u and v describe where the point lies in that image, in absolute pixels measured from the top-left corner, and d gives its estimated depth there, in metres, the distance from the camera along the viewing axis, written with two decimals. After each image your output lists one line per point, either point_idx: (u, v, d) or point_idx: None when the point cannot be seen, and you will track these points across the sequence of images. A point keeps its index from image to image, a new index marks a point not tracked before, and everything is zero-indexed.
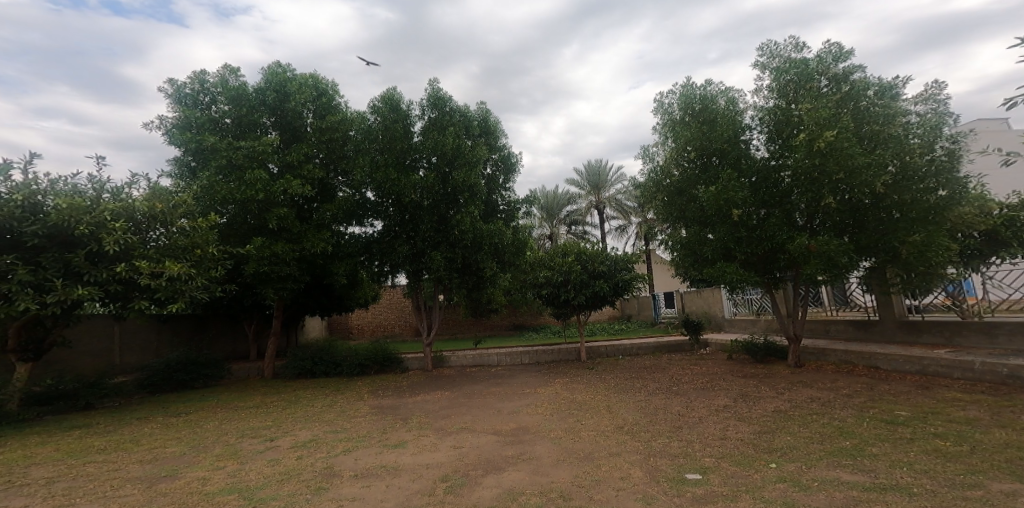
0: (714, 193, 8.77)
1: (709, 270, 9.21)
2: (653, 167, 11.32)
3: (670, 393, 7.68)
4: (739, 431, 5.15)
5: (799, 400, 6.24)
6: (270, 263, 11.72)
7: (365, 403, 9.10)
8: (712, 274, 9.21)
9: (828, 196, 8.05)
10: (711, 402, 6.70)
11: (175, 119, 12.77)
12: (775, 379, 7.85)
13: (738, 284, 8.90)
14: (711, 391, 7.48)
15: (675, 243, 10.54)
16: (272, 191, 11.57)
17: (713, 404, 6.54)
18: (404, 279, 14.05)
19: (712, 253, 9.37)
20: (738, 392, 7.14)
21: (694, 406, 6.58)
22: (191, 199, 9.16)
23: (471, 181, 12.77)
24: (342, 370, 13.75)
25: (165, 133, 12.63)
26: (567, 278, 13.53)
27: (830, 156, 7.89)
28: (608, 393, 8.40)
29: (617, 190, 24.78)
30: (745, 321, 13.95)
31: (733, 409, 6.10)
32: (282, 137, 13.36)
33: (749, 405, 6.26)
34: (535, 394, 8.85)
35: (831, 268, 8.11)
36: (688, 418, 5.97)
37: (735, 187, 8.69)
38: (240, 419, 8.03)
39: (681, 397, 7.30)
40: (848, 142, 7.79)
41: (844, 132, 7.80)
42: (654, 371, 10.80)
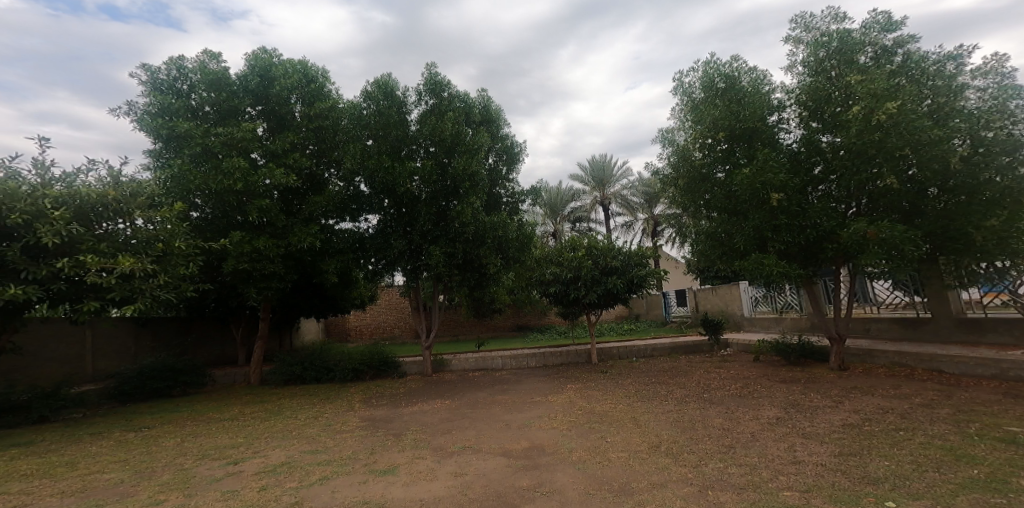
0: (751, 175, 7.79)
1: (743, 263, 8.15)
2: (672, 153, 10.34)
3: (705, 403, 6.67)
4: (812, 452, 4.14)
5: (870, 411, 5.23)
6: (251, 260, 10.63)
7: (355, 415, 8.07)
8: (745, 267, 8.11)
9: (890, 177, 7.05)
10: (759, 416, 5.68)
11: (147, 106, 11.63)
12: (823, 385, 6.84)
13: (777, 278, 7.84)
14: (753, 402, 6.45)
15: (700, 235, 9.51)
16: (252, 181, 10.49)
17: (763, 416, 5.51)
18: (401, 278, 13.00)
19: (745, 244, 8.35)
20: (787, 400, 6.14)
21: (738, 420, 5.57)
22: (152, 184, 8.39)
23: (472, 169, 11.78)
24: (334, 375, 12.71)
25: (137, 121, 11.55)
26: (577, 274, 12.52)
27: (891, 130, 6.90)
28: (630, 402, 7.38)
29: (622, 185, 23.79)
30: (768, 320, 12.94)
31: (790, 422, 5.08)
32: (266, 126, 12.34)
33: (808, 417, 5.24)
34: (548, 403, 7.84)
35: (893, 258, 7.08)
36: (739, 435, 4.94)
37: (774, 168, 7.68)
38: (210, 435, 7.02)
39: (717, 408, 6.26)
40: (912, 114, 6.80)
41: (907, 103, 6.81)
42: (676, 375, 9.78)
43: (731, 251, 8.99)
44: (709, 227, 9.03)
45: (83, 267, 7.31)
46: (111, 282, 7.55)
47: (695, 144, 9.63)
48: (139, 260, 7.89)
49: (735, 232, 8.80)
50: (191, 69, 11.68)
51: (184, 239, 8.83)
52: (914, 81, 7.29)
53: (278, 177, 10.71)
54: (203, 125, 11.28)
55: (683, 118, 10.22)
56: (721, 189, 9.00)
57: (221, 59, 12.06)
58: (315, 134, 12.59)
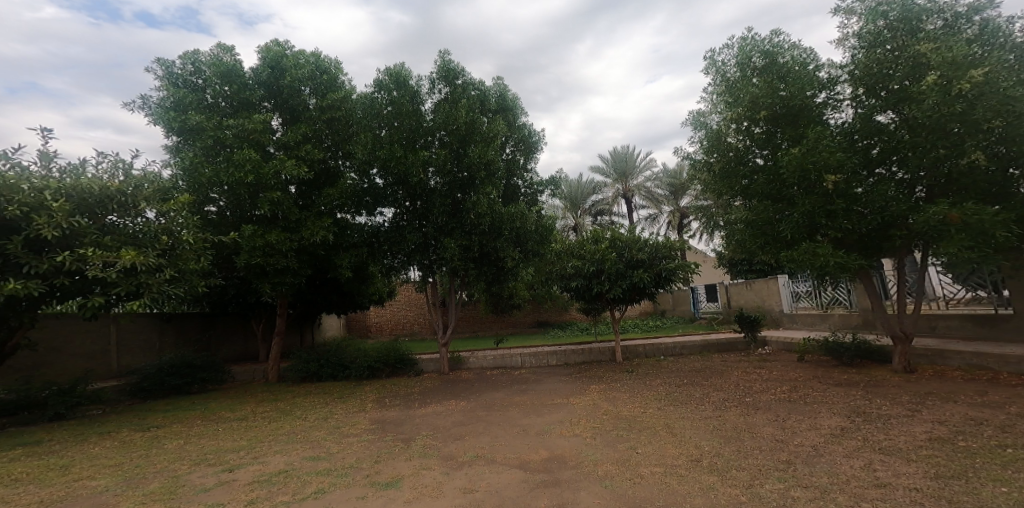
0: (803, 157, 7.04)
1: (791, 254, 7.35)
2: (705, 138, 9.54)
3: (748, 409, 5.99)
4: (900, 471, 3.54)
5: (950, 427, 4.53)
6: (264, 254, 10.22)
7: (366, 417, 7.59)
8: (794, 257, 7.31)
9: (975, 152, 6.36)
10: (812, 428, 4.97)
11: (161, 100, 11.41)
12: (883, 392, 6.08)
13: (832, 270, 7.03)
14: (803, 410, 5.72)
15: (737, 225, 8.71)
16: (263, 173, 10.03)
17: (820, 428, 4.82)
18: (417, 274, 12.51)
19: (794, 233, 7.57)
20: (845, 409, 5.42)
21: (788, 434, 4.86)
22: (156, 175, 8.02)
23: (489, 157, 11.25)
24: (350, 373, 12.30)
25: (150, 116, 11.33)
26: (599, 268, 11.81)
27: (977, 100, 6.24)
28: (661, 407, 6.71)
29: (646, 177, 22.90)
30: (812, 317, 12.11)
31: (857, 437, 4.40)
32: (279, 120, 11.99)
33: (876, 431, 4.54)
34: (570, 406, 7.24)
35: (979, 244, 6.31)
36: (795, 450, 4.27)
37: (830, 147, 6.95)
38: (212, 437, 6.62)
39: (761, 417, 5.56)
40: (1001, 82, 6.16)
41: (994, 70, 6.17)
42: (710, 375, 9.04)
43: (776, 242, 8.18)
44: (750, 215, 8.21)
45: (84, 261, 6.94)
46: (114, 277, 7.18)
47: (731, 126, 8.83)
48: (145, 253, 7.49)
49: (779, 220, 8.01)
50: (203, 61, 11.36)
51: (194, 232, 8.45)
52: (988, 52, 6.63)
53: (290, 169, 10.26)
54: (214, 118, 10.97)
55: (717, 99, 9.43)
56: (762, 174, 8.22)
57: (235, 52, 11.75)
58: (328, 127, 12.24)
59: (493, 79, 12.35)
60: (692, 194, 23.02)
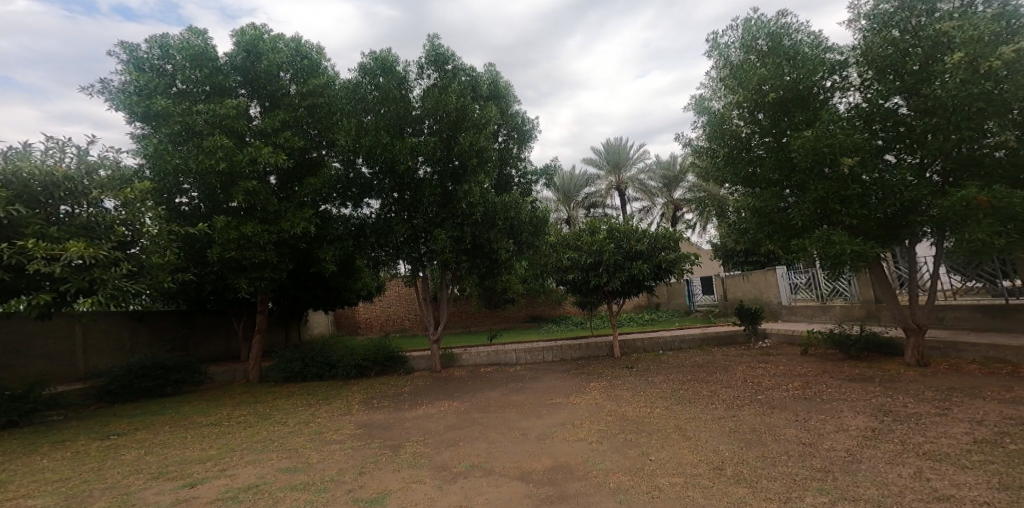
0: (816, 142, 6.71)
1: (803, 242, 6.95)
2: (706, 124, 9.10)
3: (766, 410, 5.60)
4: (967, 488, 3.30)
5: (992, 434, 4.17)
6: (240, 248, 9.60)
7: (351, 420, 7.08)
8: (806, 245, 6.91)
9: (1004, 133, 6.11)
10: (839, 431, 4.55)
11: (124, 85, 10.66)
12: (907, 393, 5.73)
13: (848, 258, 6.65)
14: (825, 410, 5.31)
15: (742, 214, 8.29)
16: (237, 160, 9.41)
17: (852, 433, 4.44)
18: (406, 268, 11.98)
19: (805, 221, 7.20)
20: (872, 411, 5.04)
21: (815, 438, 4.43)
22: (107, 164, 7.50)
23: (481, 144, 10.77)
24: (336, 372, 11.73)
25: (114, 102, 10.60)
26: (597, 260, 11.34)
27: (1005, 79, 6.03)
28: (669, 407, 6.27)
29: (639, 169, 22.46)
30: (813, 309, 11.78)
31: (896, 446, 4.03)
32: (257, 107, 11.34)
33: (915, 438, 4.19)
34: (571, 406, 6.79)
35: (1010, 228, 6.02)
36: (828, 461, 3.87)
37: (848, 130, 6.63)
38: (179, 445, 6.06)
39: (780, 419, 5.14)
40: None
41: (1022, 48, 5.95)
42: (715, 370, 8.66)
43: (785, 231, 7.78)
44: (757, 203, 7.80)
45: (28, 255, 6.31)
46: (62, 272, 6.55)
47: (735, 111, 8.39)
48: (98, 246, 6.92)
49: (788, 208, 7.63)
50: (172, 44, 10.64)
51: (156, 224, 7.86)
52: (1008, 31, 6.33)
53: (266, 157, 9.63)
54: (183, 103, 10.26)
55: (718, 83, 8.98)
56: (770, 160, 7.83)
57: (208, 35, 11.07)
58: (310, 115, 11.65)
59: (485, 65, 11.80)
60: (686, 186, 22.67)
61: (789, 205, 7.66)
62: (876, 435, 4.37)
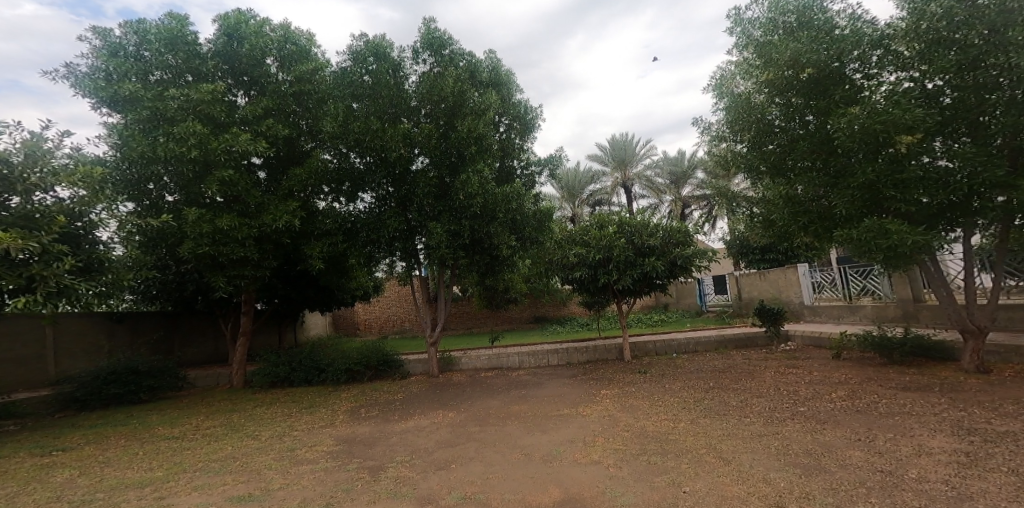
0: (867, 120, 5.91)
1: (847, 232, 6.11)
2: (725, 107, 8.24)
3: (817, 426, 4.74)
4: None
5: None
6: (216, 242, 8.78)
7: (331, 434, 6.23)
8: (853, 234, 6.09)
9: None
10: (920, 464, 3.68)
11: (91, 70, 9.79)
12: (981, 411, 4.88)
13: (903, 249, 5.82)
14: (892, 431, 4.43)
15: (770, 203, 7.43)
16: (210, 147, 8.57)
17: (940, 464, 3.63)
18: (401, 265, 11.14)
19: (849, 210, 6.39)
20: (951, 435, 4.22)
21: (893, 475, 3.55)
22: (50, 147, 6.76)
23: (479, 132, 9.99)
24: (326, 376, 10.88)
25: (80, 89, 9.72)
26: (607, 257, 10.48)
27: None
28: (697, 422, 5.39)
29: (646, 165, 21.54)
30: (839, 310, 10.90)
31: (1010, 487, 3.21)
32: (240, 95, 10.52)
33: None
34: (583, 421, 5.92)
35: None
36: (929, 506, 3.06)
37: (903, 104, 5.83)
38: (126, 465, 5.23)
39: (839, 443, 4.26)
40: None
41: None
42: (741, 376, 7.78)
43: (822, 222, 6.94)
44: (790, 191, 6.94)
45: None
46: None
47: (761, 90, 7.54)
48: (35, 238, 6.17)
49: (827, 195, 6.79)
50: (149, 28, 9.80)
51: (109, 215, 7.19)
52: None
53: (244, 144, 8.79)
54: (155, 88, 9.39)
55: (740, 62, 8.10)
56: (804, 143, 7.00)
57: (187, 20, 10.24)
58: (297, 103, 10.86)
59: (486, 52, 11.00)
60: (695, 184, 21.82)
61: (827, 192, 6.82)
62: (971, 473, 3.48)
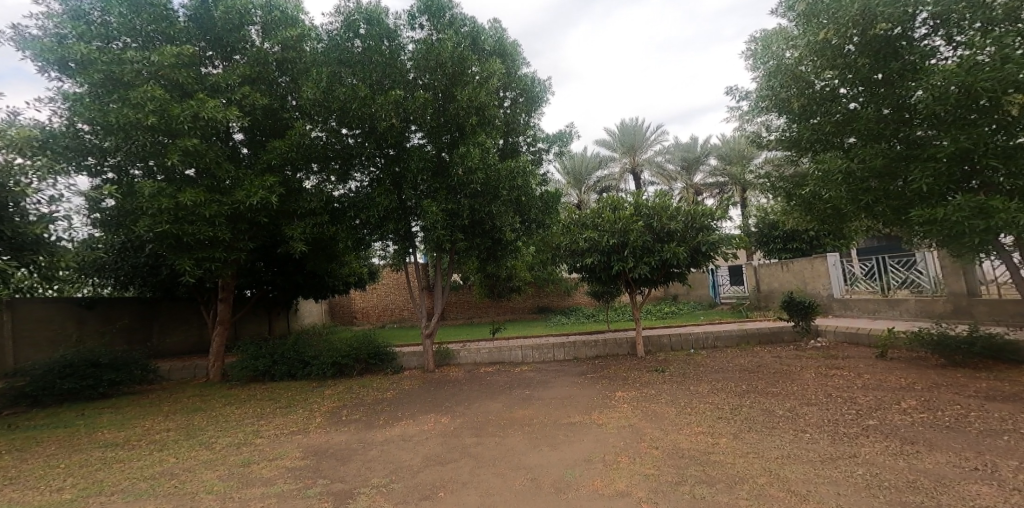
0: (964, 78, 5.06)
1: (928, 210, 5.26)
2: (772, 77, 7.48)
3: (910, 449, 3.78)
4: None
5: None
6: (182, 219, 7.77)
7: (299, 445, 5.28)
8: (935, 213, 5.23)
9: None
10: None
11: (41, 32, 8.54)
12: None
13: (999, 228, 5.01)
14: (1013, 464, 3.44)
15: (821, 181, 6.42)
16: (172, 113, 7.55)
17: None
18: (391, 249, 10.01)
19: (928, 186, 5.51)
20: None
21: None
22: None
23: (480, 102, 8.95)
24: (311, 370, 9.88)
25: (26, 52, 8.49)
26: (623, 242, 9.47)
27: None
28: (740, 438, 4.41)
29: (657, 151, 20.46)
30: (875, 304, 9.92)
31: None
32: (217, 64, 9.38)
33: None
34: (599, 434, 4.93)
35: None
36: None
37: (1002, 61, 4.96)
38: (36, 485, 4.29)
39: (950, 484, 3.25)
40: None
41: None
42: (778, 378, 6.79)
43: (889, 202, 5.97)
44: (853, 165, 5.96)
45: None
46: None
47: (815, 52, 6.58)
48: None
49: (900, 170, 5.84)
50: None
51: (37, 187, 6.64)
52: None
53: (211, 111, 7.72)
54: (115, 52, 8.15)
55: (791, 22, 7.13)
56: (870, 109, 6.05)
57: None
58: (280, 72, 9.78)
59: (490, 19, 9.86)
60: (706, 171, 20.82)
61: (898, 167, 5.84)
62: None
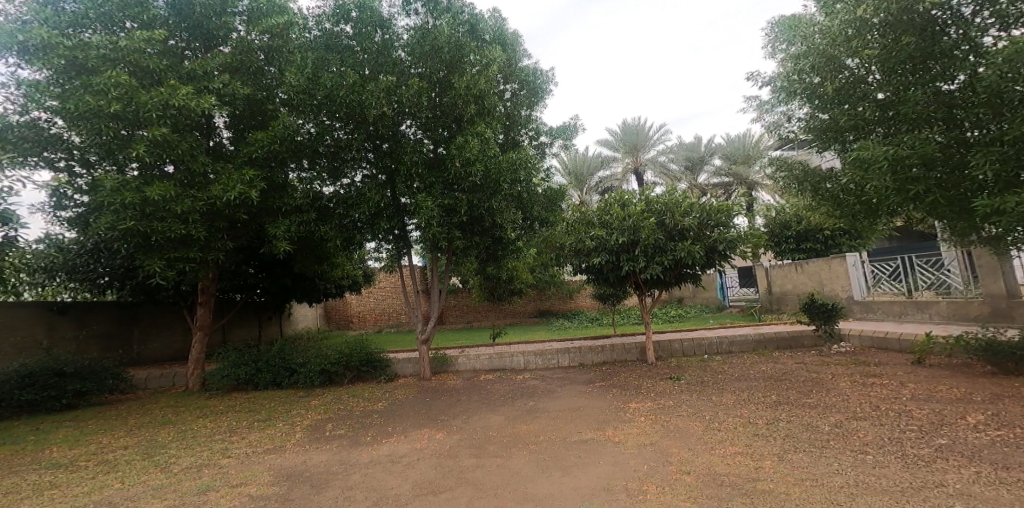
0: None
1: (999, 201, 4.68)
2: (803, 60, 6.86)
3: (1008, 478, 3.14)
4: None
5: None
6: (153, 216, 7.08)
7: (272, 467, 4.61)
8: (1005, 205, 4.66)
9: None
10: None
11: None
12: None
13: None
14: None
15: (862, 171, 5.80)
16: (139, 101, 6.83)
17: None
18: (381, 249, 9.28)
19: (992, 174, 4.93)
20: None
21: None
22: None
23: (480, 89, 8.30)
24: (296, 379, 9.16)
25: None
26: (633, 241, 8.80)
27: None
28: (788, 460, 3.75)
29: (660, 151, 19.86)
30: (900, 306, 9.30)
31: None
32: (200, 55, 8.47)
33: None
34: (618, 454, 4.25)
35: None
36: None
37: None
38: None
39: None
40: None
41: None
42: (812, 387, 6.12)
43: (944, 193, 5.42)
44: (903, 150, 5.32)
45: None
46: None
47: (860, 30, 5.99)
48: None
49: (952, 157, 5.38)
50: None
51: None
52: None
53: (182, 99, 7.03)
54: (80, 36, 7.33)
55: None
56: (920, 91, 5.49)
57: None
58: (269, 63, 8.98)
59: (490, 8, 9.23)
60: (710, 171, 20.32)
61: (953, 153, 5.36)
62: None
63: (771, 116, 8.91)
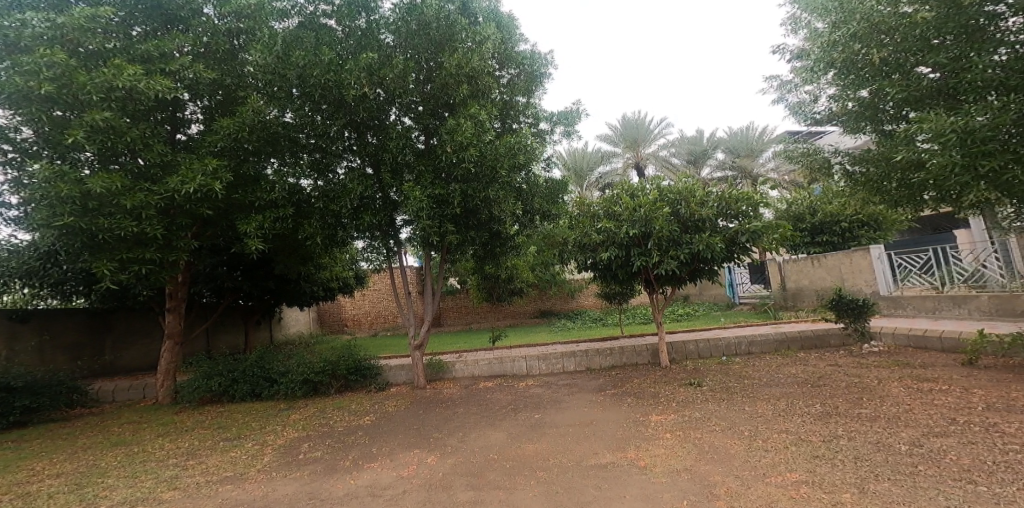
0: None
1: None
2: (846, 27, 6.09)
3: None
4: None
5: None
6: (104, 210, 6.26)
7: (224, 503, 3.79)
8: None
9: None
10: None
11: None
12: None
13: None
14: None
15: (918, 150, 5.12)
16: (78, 81, 6.00)
17: None
18: (366, 247, 8.43)
19: None
20: None
21: None
22: None
23: (472, 69, 7.50)
24: (277, 389, 8.32)
25: None
26: (644, 233, 7.97)
27: None
28: (870, 494, 2.97)
29: (661, 144, 19.09)
30: (931, 301, 8.48)
31: None
32: (160, 36, 7.58)
33: None
34: (647, 485, 3.44)
35: None
36: None
37: None
38: None
39: None
40: None
41: None
42: (860, 394, 5.33)
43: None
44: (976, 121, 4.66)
45: None
46: None
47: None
48: None
49: None
50: None
51: None
52: None
53: (129, 80, 6.21)
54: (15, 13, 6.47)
55: None
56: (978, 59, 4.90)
57: None
58: (239, 45, 8.13)
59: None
60: (713, 164, 19.60)
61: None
62: None
63: (795, 97, 8.10)
